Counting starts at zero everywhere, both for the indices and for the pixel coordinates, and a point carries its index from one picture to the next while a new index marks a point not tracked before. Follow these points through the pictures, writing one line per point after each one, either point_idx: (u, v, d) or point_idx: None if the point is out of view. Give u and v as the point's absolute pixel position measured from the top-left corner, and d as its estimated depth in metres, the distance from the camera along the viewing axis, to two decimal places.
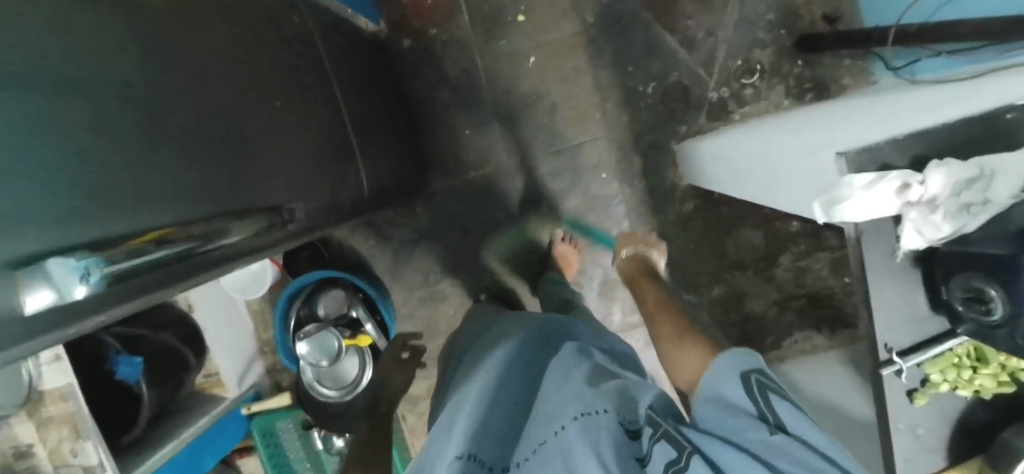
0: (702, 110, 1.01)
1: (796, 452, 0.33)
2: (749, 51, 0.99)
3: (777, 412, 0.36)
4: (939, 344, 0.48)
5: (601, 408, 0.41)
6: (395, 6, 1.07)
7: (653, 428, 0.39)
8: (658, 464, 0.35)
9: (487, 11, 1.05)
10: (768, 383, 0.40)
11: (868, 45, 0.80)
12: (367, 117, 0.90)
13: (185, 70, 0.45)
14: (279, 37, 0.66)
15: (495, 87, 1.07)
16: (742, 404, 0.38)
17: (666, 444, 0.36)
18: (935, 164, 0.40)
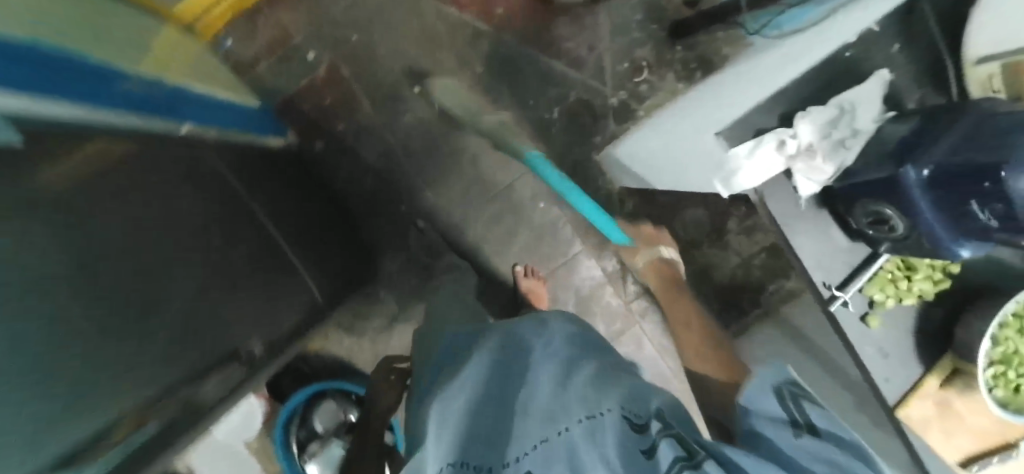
0: (608, 117, 1.07)
1: (825, 456, 0.33)
2: (631, 52, 1.06)
3: (808, 416, 0.38)
4: (870, 266, 0.49)
5: (603, 408, 0.38)
6: (297, 114, 1.10)
7: (661, 423, 0.36)
8: (663, 461, 0.32)
9: (384, 92, 1.08)
10: (801, 395, 0.41)
11: (729, 17, 0.89)
12: (297, 214, 0.91)
13: (123, 235, 0.46)
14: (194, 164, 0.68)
15: (417, 158, 1.11)
16: (774, 413, 0.39)
17: (674, 441, 0.33)
18: (800, 116, 0.47)
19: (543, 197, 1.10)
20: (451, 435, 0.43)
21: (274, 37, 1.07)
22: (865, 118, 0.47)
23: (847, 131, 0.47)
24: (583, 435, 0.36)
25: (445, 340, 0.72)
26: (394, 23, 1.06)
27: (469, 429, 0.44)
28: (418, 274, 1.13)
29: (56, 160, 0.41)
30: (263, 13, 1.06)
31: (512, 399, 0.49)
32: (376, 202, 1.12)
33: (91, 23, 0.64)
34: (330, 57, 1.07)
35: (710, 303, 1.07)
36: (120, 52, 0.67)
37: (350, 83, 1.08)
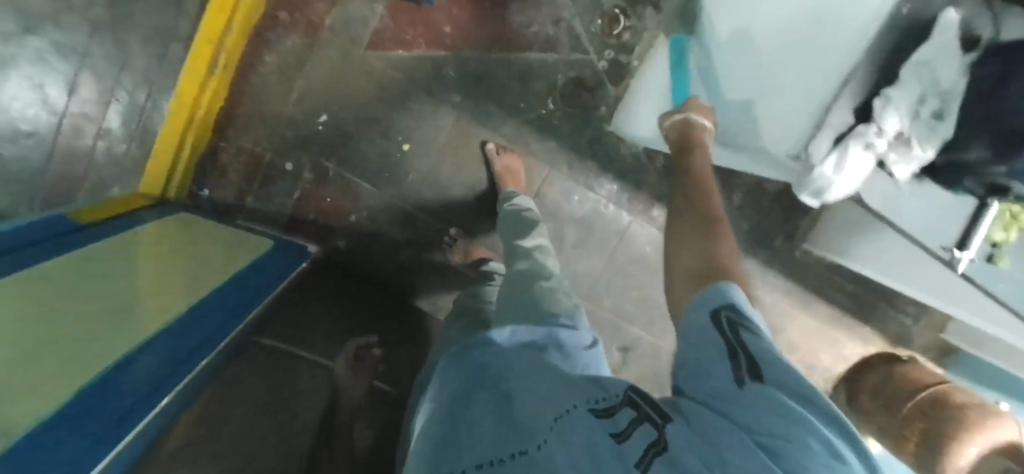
0: (605, 83, 0.99)
1: (770, 402, 0.29)
2: (599, 5, 0.96)
3: (750, 349, 0.33)
4: (985, 216, 0.48)
5: (570, 406, 0.36)
6: (303, 227, 1.03)
7: (633, 410, 0.34)
8: (634, 448, 0.31)
9: (376, 163, 1.00)
10: (740, 319, 0.35)
11: None
12: (298, 308, 0.83)
13: None
14: (153, 307, 0.59)
15: (438, 210, 1.05)
16: (709, 339, 0.35)
17: (648, 427, 0.32)
18: (881, 108, 0.43)
19: (575, 189, 1.05)
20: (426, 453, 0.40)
21: (245, 165, 0.99)
22: (948, 77, 0.43)
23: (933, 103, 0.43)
24: (561, 436, 0.33)
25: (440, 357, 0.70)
26: (351, 94, 0.96)
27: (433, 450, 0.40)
28: None
29: None
30: (221, 148, 0.98)
31: (480, 398, 0.44)
32: (421, 269, 1.09)
33: (89, 271, 0.59)
34: (307, 159, 0.99)
35: (771, 212, 1.08)
36: (142, 287, 0.62)
37: (340, 173, 1.00)
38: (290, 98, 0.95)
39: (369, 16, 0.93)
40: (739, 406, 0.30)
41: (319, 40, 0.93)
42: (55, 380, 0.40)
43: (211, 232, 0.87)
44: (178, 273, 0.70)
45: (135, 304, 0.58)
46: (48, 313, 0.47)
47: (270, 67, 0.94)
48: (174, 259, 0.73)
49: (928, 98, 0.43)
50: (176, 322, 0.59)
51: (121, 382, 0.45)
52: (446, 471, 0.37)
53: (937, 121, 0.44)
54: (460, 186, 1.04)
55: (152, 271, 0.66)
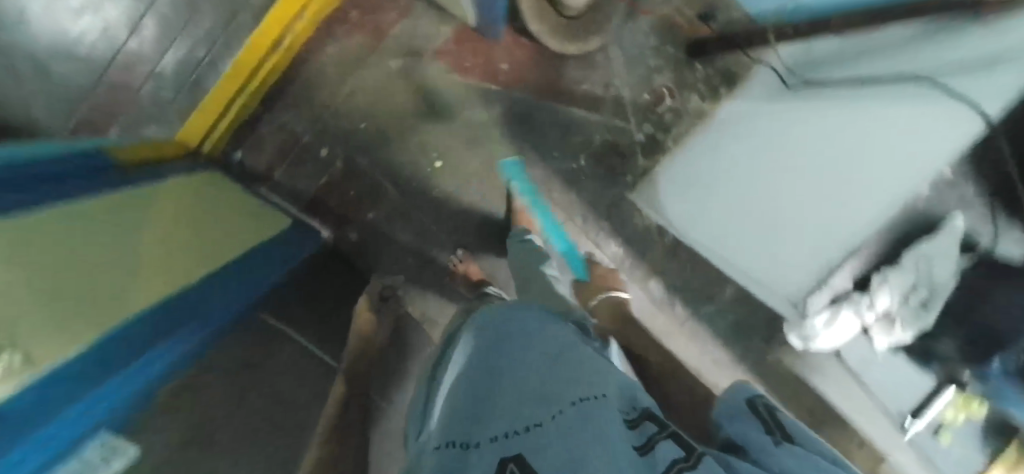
0: (636, 155, 1.04)
1: (807, 460, 0.28)
2: (648, 82, 1.02)
3: (783, 425, 0.34)
4: (940, 396, 0.67)
5: (600, 393, 0.37)
6: (321, 212, 1.06)
7: (655, 426, 0.35)
8: (661, 458, 0.30)
9: (406, 171, 1.04)
10: (774, 409, 0.37)
11: (755, 46, 0.81)
12: (302, 295, 0.86)
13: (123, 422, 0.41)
14: (167, 267, 0.62)
15: (449, 228, 1.08)
16: (745, 418, 0.36)
17: (674, 441, 0.32)
18: (877, 286, 0.60)
19: (584, 243, 1.08)
20: (445, 412, 0.41)
21: (282, 142, 1.03)
22: (942, 274, 0.58)
23: (924, 294, 0.59)
24: (577, 417, 0.34)
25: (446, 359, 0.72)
26: (399, 101, 1.01)
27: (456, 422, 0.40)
28: None
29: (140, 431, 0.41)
30: (262, 120, 1.02)
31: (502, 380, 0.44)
32: (420, 282, 1.10)
33: (120, 219, 0.62)
34: (342, 151, 1.03)
35: (757, 312, 1.14)
36: (164, 245, 0.65)
37: (370, 171, 1.04)
38: (340, 91, 1.00)
39: (435, 36, 0.99)
40: (773, 458, 0.29)
41: (382, 45, 0.98)
42: (72, 324, 0.42)
43: (235, 198, 0.91)
44: (198, 235, 0.73)
45: (153, 260, 0.61)
46: (84, 258, 0.50)
47: (330, 58, 0.99)
48: (199, 221, 0.76)
49: (920, 290, 0.59)
50: (183, 287, 0.62)
51: (125, 337, 0.47)
52: (469, 439, 0.38)
53: (925, 312, 0.60)
54: (477, 211, 1.07)
55: (175, 230, 0.69)
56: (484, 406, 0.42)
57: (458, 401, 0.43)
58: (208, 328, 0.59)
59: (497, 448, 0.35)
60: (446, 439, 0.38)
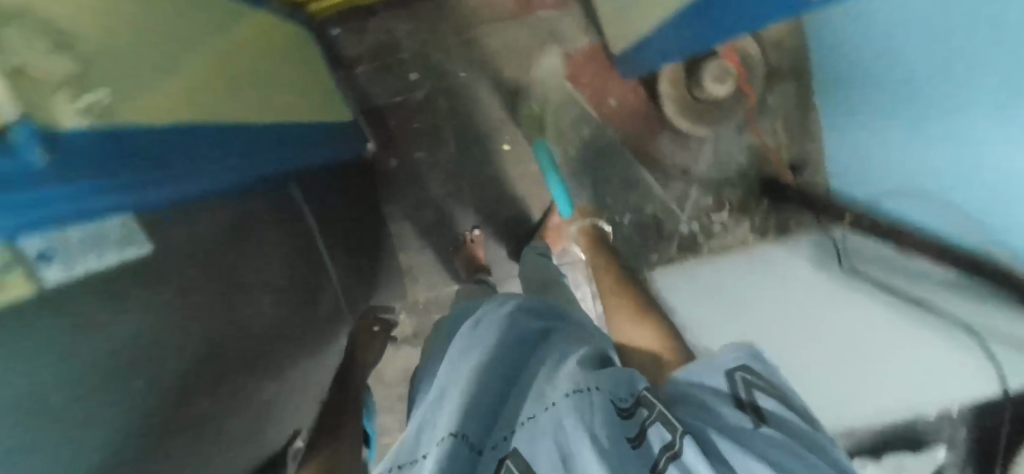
0: (672, 241, 1.06)
1: (781, 445, 0.35)
2: (719, 189, 1.03)
3: (756, 402, 0.40)
4: None
5: (593, 385, 0.42)
6: (377, 125, 1.05)
7: (646, 410, 0.41)
8: (651, 449, 0.36)
9: (473, 135, 1.05)
10: (749, 377, 0.42)
11: (825, 217, 0.86)
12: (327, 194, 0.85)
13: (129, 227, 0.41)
14: (233, 92, 0.60)
15: (479, 207, 1.09)
16: (725, 394, 0.41)
17: (661, 426, 0.38)
18: None
19: (583, 287, 1.11)
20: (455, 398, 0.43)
21: (382, 44, 1.02)
22: None
23: None
24: (570, 408, 0.39)
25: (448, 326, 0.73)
26: (505, 74, 1.02)
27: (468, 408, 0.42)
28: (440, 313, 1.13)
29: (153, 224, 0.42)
30: (377, 15, 1.01)
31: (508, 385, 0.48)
32: (429, 234, 1.11)
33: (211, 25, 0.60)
34: (430, 84, 1.03)
35: None
36: (234, 70, 0.62)
37: (443, 115, 1.04)
38: (461, 34, 1.00)
39: (571, 38, 0.99)
40: (756, 443, 0.35)
41: (522, 18, 0.99)
42: (134, 104, 0.41)
43: (314, 68, 0.90)
44: (266, 80, 0.71)
45: (222, 78, 0.59)
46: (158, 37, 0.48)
47: (470, 3, 1.00)
48: (277, 71, 0.75)
49: None
50: (240, 127, 0.60)
51: (171, 141, 0.45)
52: (477, 432, 0.41)
53: None
54: (512, 208, 1.08)
55: (250, 63, 0.67)
56: (491, 403, 0.44)
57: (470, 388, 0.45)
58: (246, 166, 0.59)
59: (498, 451, 0.39)
60: (458, 427, 0.39)
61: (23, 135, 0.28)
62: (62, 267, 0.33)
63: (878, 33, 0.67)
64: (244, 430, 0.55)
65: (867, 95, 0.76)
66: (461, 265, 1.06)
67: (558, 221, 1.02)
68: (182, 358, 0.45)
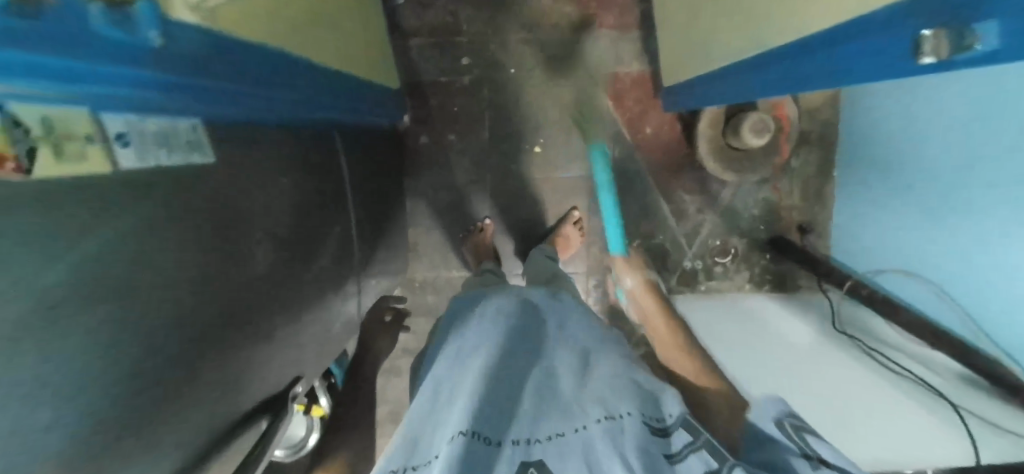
0: (674, 274, 1.10)
1: None
2: (728, 234, 1.07)
3: (812, 447, 0.42)
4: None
5: (623, 412, 0.44)
6: (417, 99, 1.05)
7: (688, 434, 0.44)
8: (687, 470, 0.41)
9: (509, 131, 1.06)
10: (801, 426, 0.45)
11: (828, 280, 0.91)
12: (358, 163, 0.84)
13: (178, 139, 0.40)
14: (309, 30, 0.60)
15: (497, 201, 1.10)
16: (780, 436, 0.44)
17: (705, 454, 0.42)
18: None
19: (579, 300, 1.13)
20: (466, 399, 0.45)
21: (441, 22, 1.02)
22: None
23: None
24: (609, 430, 0.42)
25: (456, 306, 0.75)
26: (554, 80, 1.04)
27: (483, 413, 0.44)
28: (433, 294, 1.14)
29: (192, 144, 0.42)
30: None
31: (514, 383, 0.50)
32: (441, 215, 1.11)
33: None
34: (480, 72, 1.04)
35: None
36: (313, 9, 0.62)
37: (483, 105, 1.05)
38: (521, 32, 1.02)
39: (625, 62, 1.02)
40: None
41: (583, 32, 1.02)
42: (222, 15, 0.40)
43: (373, 30, 0.90)
44: (337, 28, 0.71)
45: (306, 17, 0.59)
46: None
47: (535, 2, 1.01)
48: (345, 24, 0.75)
49: None
50: (308, 64, 0.59)
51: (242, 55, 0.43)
52: (493, 434, 0.43)
53: None
54: (528, 209, 1.09)
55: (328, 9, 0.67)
56: (496, 404, 0.47)
57: (483, 390, 0.46)
58: (304, 108, 0.59)
59: (519, 451, 0.42)
60: (468, 425, 0.41)
61: (145, 12, 0.30)
62: (132, 148, 0.35)
63: (931, 130, 0.72)
64: (257, 370, 0.55)
65: (892, 182, 0.82)
66: (468, 253, 1.06)
67: (571, 230, 1.05)
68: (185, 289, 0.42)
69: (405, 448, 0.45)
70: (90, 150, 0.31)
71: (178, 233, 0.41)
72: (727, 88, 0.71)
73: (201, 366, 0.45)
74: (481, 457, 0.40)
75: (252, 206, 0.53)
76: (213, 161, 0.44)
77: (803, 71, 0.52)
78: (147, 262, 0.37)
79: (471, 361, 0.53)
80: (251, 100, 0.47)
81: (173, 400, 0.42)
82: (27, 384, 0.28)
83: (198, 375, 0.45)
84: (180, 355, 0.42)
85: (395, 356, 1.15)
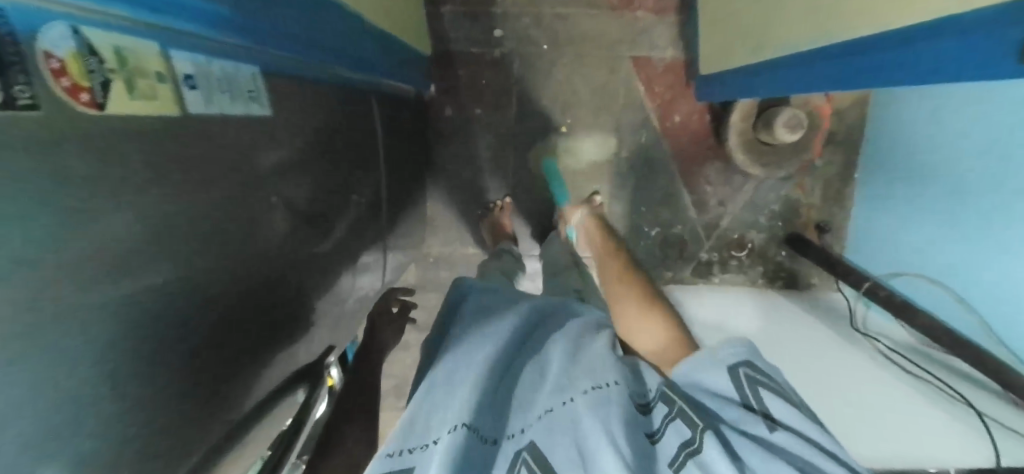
0: (690, 265, 1.10)
1: (795, 447, 0.35)
2: (746, 228, 1.08)
3: (764, 403, 0.39)
4: None
5: (608, 381, 0.42)
6: (444, 69, 1.02)
7: (665, 407, 0.40)
8: (671, 446, 0.37)
9: (535, 109, 1.04)
10: (755, 375, 0.41)
11: (845, 280, 0.92)
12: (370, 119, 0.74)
13: (208, 75, 0.34)
14: None
15: (517, 179, 1.08)
16: (732, 391, 0.40)
17: (680, 422, 0.38)
18: None
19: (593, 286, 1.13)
20: (466, 392, 0.43)
21: None
22: None
23: None
24: (590, 402, 0.40)
25: (465, 288, 0.68)
26: (585, 59, 1.01)
27: (482, 405, 0.42)
28: (446, 271, 1.13)
29: (231, 80, 0.37)
30: None
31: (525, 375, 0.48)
32: (461, 191, 1.09)
33: None
34: (511, 46, 1.01)
35: None
36: None
37: (511, 79, 1.02)
38: (556, 6, 0.99)
39: (658, 46, 1.00)
40: (774, 444, 0.36)
41: (619, 12, 0.99)
42: None
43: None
44: None
45: None
46: None
47: None
48: None
49: None
50: (351, 17, 0.56)
51: None
52: (491, 426, 0.41)
53: None
54: (548, 190, 1.08)
55: None
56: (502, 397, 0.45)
57: (482, 381, 0.44)
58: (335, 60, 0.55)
59: (514, 442, 0.40)
60: (470, 418, 0.39)
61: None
62: (198, 92, 0.33)
63: (948, 138, 0.73)
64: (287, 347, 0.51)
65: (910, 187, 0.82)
66: (486, 230, 1.04)
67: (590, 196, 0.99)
68: (201, 244, 0.34)
69: (405, 427, 0.42)
70: (160, 89, 0.29)
71: (200, 183, 0.34)
72: (775, 85, 0.69)
73: (235, 341, 0.40)
74: (477, 455, 0.38)
75: (263, 154, 0.44)
76: (267, 112, 0.42)
77: (864, 64, 0.50)
78: (179, 209, 0.31)
79: (475, 347, 0.50)
80: (292, 49, 0.44)
81: (211, 380, 0.36)
82: (123, 331, 0.26)
83: (234, 349, 0.40)
84: (218, 324, 0.37)
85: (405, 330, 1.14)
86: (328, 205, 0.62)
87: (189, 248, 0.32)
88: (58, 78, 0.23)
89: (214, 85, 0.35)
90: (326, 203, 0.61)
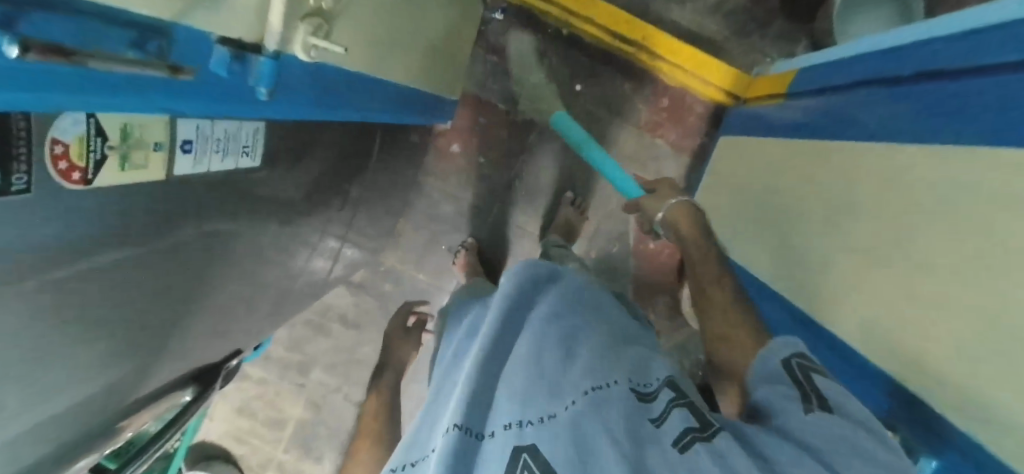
0: None
1: (836, 429, 0.37)
2: None
3: (816, 386, 0.42)
4: None
5: (609, 381, 0.43)
6: (469, 110, 1.07)
7: (670, 394, 0.43)
8: (672, 432, 0.38)
9: (532, 181, 1.09)
10: (810, 368, 0.44)
11: None
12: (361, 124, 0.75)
13: (209, 142, 0.38)
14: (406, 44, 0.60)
15: (490, 235, 1.12)
16: (784, 388, 0.43)
17: (684, 413, 0.40)
18: None
19: None
20: (460, 394, 0.45)
21: (524, 54, 1.02)
22: None
23: None
24: (589, 404, 0.40)
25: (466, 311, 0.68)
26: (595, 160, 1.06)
27: (477, 404, 0.44)
28: (393, 285, 1.16)
29: (228, 147, 0.40)
30: (539, 29, 1.01)
31: (522, 356, 0.48)
32: (436, 221, 1.13)
33: None
34: (535, 119, 1.06)
35: None
36: (418, 30, 0.62)
37: (522, 146, 1.08)
38: (590, 104, 1.03)
39: (664, 178, 1.06)
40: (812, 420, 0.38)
41: (642, 133, 1.04)
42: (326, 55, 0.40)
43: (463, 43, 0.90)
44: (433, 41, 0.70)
45: (409, 31, 0.59)
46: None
47: (615, 86, 1.02)
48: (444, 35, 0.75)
49: None
50: (386, 81, 0.59)
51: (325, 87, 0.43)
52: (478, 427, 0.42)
53: None
54: (512, 256, 1.13)
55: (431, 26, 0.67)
56: (501, 392, 0.45)
57: (476, 380, 0.46)
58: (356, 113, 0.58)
59: (508, 438, 0.40)
60: (462, 420, 0.42)
61: (220, 63, 0.29)
62: (192, 155, 0.36)
63: None
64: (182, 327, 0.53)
65: None
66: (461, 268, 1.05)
67: (576, 216, 1.04)
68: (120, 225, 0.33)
69: (410, 446, 0.47)
70: (155, 156, 0.32)
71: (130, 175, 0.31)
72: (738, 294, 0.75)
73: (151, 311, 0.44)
74: (470, 454, 0.40)
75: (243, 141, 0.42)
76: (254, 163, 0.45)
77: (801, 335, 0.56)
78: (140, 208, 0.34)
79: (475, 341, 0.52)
80: (324, 113, 0.47)
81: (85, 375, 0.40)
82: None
83: (119, 339, 0.43)
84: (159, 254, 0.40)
85: (336, 318, 1.18)
86: (269, 188, 0.61)
87: (110, 282, 0.36)
88: (56, 163, 0.26)
89: (207, 151, 0.38)
90: (268, 186, 0.60)
